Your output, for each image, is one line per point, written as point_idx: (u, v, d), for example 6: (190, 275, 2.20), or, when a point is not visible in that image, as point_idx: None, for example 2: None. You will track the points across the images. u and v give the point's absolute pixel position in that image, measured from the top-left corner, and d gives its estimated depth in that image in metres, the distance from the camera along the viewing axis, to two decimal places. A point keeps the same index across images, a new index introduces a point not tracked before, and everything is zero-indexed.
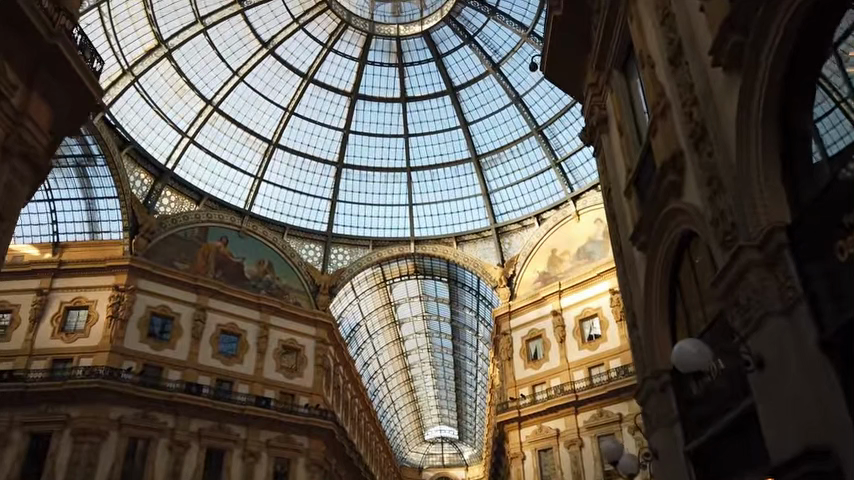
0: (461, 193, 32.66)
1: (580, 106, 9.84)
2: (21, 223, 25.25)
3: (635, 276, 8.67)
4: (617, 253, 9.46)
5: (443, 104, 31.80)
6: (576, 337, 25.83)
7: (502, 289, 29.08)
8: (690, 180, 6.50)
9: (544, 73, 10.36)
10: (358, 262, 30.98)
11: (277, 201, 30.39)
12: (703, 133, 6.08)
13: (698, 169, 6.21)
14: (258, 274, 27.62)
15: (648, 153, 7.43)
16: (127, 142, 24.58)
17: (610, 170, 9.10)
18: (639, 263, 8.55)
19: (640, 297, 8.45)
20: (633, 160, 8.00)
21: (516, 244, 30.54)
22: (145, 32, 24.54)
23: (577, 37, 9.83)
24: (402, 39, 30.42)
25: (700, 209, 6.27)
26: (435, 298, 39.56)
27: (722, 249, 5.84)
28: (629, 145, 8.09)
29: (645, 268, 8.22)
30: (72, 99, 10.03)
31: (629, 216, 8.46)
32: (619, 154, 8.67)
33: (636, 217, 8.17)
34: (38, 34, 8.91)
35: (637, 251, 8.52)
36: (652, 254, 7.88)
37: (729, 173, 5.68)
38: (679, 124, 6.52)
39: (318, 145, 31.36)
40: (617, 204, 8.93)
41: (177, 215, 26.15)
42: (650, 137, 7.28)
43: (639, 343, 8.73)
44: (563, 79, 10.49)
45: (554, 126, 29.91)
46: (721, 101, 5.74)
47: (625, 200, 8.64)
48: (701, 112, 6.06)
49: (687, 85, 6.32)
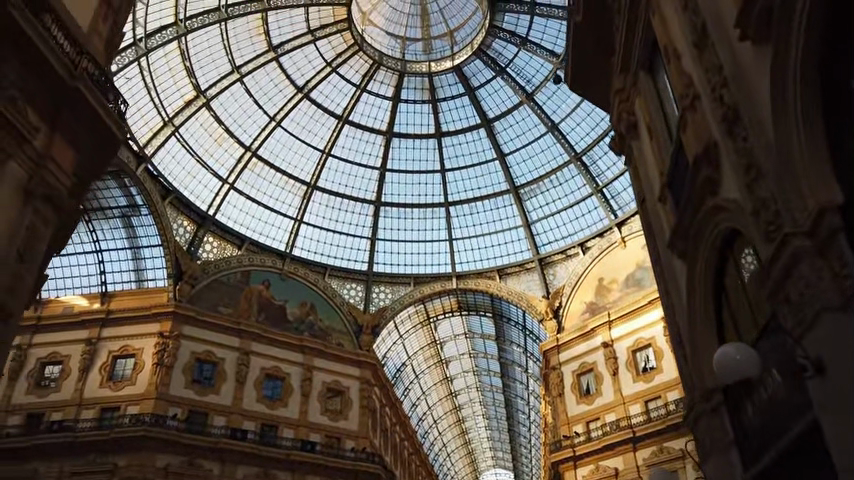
0: (501, 226, 31.98)
1: (609, 114, 9.36)
2: (70, 275, 25.89)
3: (677, 288, 8.02)
4: (656, 266, 8.85)
5: (479, 137, 31.58)
6: (630, 369, 24.59)
7: (549, 322, 28.14)
8: (726, 172, 5.96)
9: (569, 86, 10.07)
10: (400, 301, 30.53)
11: (317, 242, 30.43)
12: (736, 116, 5.56)
13: (734, 156, 5.67)
14: (301, 316, 27.47)
15: (680, 150, 6.89)
16: (169, 191, 25.21)
17: (642, 177, 8.55)
18: (680, 273, 7.92)
19: (684, 310, 7.81)
20: (666, 161, 7.46)
21: (561, 274, 29.62)
22: (184, 84, 25.39)
23: (601, 44, 9.49)
24: (434, 76, 30.78)
25: (739, 201, 5.71)
26: (481, 334, 38.74)
27: (767, 242, 5.26)
28: (660, 146, 7.57)
29: (686, 276, 7.60)
30: (97, 142, 10.19)
31: (666, 223, 7.86)
32: (651, 159, 8.13)
33: (673, 222, 7.57)
34: (60, 76, 9.12)
35: (677, 260, 7.89)
36: (692, 260, 7.28)
37: (768, 155, 5.14)
38: (710, 112, 6.01)
39: (356, 185, 31.44)
40: (653, 213, 8.35)
41: (219, 261, 26.49)
42: (680, 133, 6.75)
43: (688, 361, 8.01)
44: (591, 90, 10.15)
45: (592, 152, 29.30)
46: (753, 80, 5.24)
47: (659, 207, 8.08)
48: (732, 95, 5.56)
49: (715, 68, 5.84)
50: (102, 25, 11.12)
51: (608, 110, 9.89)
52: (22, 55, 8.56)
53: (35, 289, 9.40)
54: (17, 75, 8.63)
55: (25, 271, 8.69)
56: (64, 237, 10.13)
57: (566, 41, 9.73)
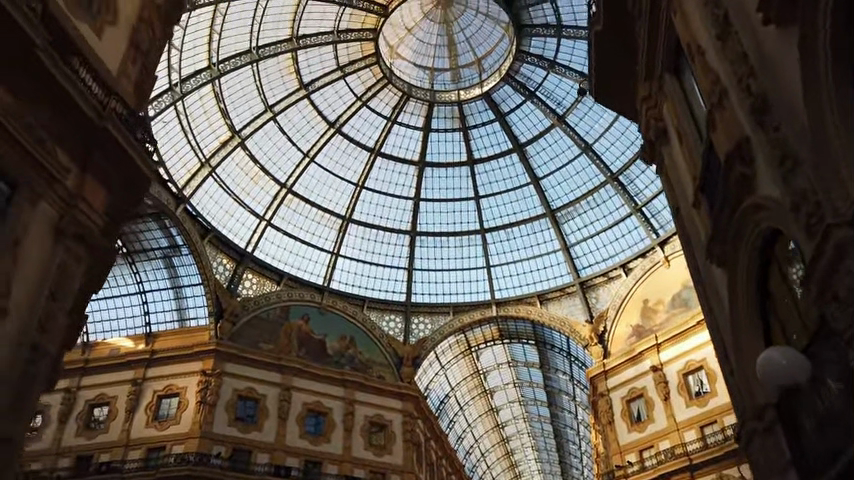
0: (539, 250, 31.38)
1: (637, 123, 9.05)
2: (117, 317, 26.45)
3: (720, 297, 7.61)
4: (696, 276, 8.44)
5: (511, 162, 31.28)
6: (682, 393, 23.55)
7: (594, 347, 27.29)
8: (760, 166, 5.64)
9: (593, 96, 9.95)
10: (440, 331, 30.09)
11: (355, 274, 30.45)
12: (765, 103, 5.29)
13: (766, 147, 5.36)
14: (340, 350, 27.27)
15: (712, 150, 6.57)
16: (209, 230, 25.70)
17: (675, 185, 8.19)
18: (721, 281, 7.51)
19: (729, 319, 7.38)
20: (698, 163, 7.13)
21: (604, 298, 28.81)
22: (219, 126, 26.04)
23: (621, 49, 9.36)
24: (464, 104, 30.95)
25: (777, 195, 5.33)
26: (525, 363, 37.88)
27: (809, 237, 4.91)
28: (691, 148, 7.24)
29: (728, 283, 7.21)
30: (128, 182, 10.34)
31: (703, 228, 7.49)
32: (683, 164, 7.79)
33: (710, 227, 7.21)
34: (89, 118, 9.31)
35: (717, 268, 7.49)
36: (734, 264, 6.90)
37: (805, 142, 4.84)
38: (740, 104, 5.70)
39: (391, 216, 31.47)
40: (688, 220, 7.97)
41: (259, 297, 26.70)
42: (709, 132, 6.45)
43: (738, 376, 7.52)
44: (618, 99, 9.99)
45: (629, 171, 28.78)
46: (783, 65, 4.99)
47: (695, 213, 7.70)
48: (760, 82, 5.31)
49: (741, 58, 5.58)
50: (131, 68, 11.43)
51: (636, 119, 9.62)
52: (51, 98, 8.81)
53: (68, 329, 9.45)
54: (47, 117, 8.87)
55: (56, 310, 8.74)
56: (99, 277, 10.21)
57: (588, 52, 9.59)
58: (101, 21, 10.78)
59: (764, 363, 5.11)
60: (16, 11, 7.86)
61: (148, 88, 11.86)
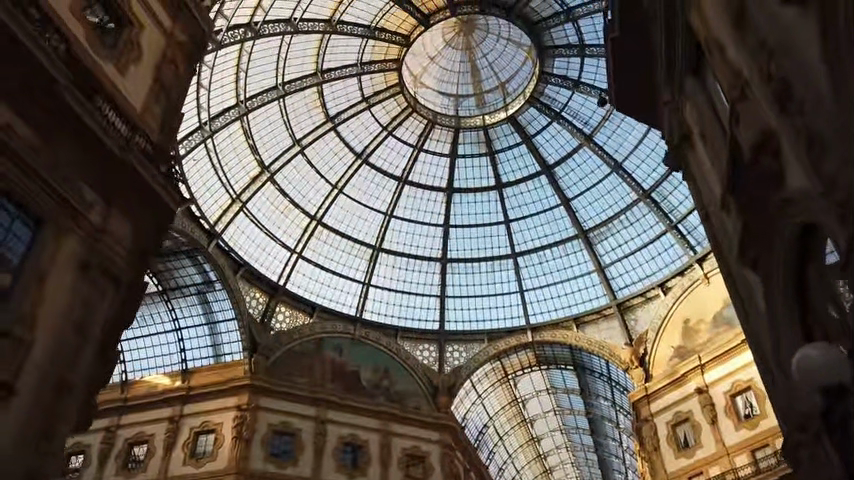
0: (574, 272, 30.74)
1: (662, 130, 8.81)
2: (154, 354, 26.75)
3: (758, 303, 7.22)
4: (732, 283, 8.06)
5: (540, 184, 30.94)
6: (731, 415, 22.53)
7: (635, 370, 26.45)
8: (789, 158, 5.24)
9: (612, 106, 9.87)
10: (475, 358, 29.55)
11: (387, 304, 30.24)
12: (787, 89, 4.92)
13: (793, 135, 5.01)
14: (375, 381, 26.99)
15: (738, 147, 6.27)
16: (242, 265, 25.96)
17: (704, 189, 7.88)
18: (758, 286, 7.14)
19: (770, 325, 6.98)
20: (725, 162, 6.81)
21: (643, 319, 27.98)
22: (249, 162, 26.33)
23: (638, 54, 9.25)
24: (489, 129, 30.97)
25: (807, 185, 4.95)
26: (565, 389, 36.92)
27: (843, 228, 4.45)
28: (717, 148, 6.95)
29: (767, 287, 6.87)
30: (154, 214, 10.48)
31: (735, 231, 7.13)
32: (710, 166, 7.50)
33: (742, 227, 6.88)
34: (112, 152, 9.41)
35: (752, 272, 7.12)
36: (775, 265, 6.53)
37: (829, 125, 4.40)
38: (762, 94, 5.39)
39: (421, 244, 31.31)
40: (720, 225, 7.63)
41: (293, 330, 26.74)
42: (733, 128, 6.17)
43: (786, 386, 7.05)
44: (637, 103, 9.93)
45: (662, 188, 28.22)
46: (802, 45, 4.61)
47: (725, 217, 7.36)
48: (781, 67, 4.96)
49: (759, 44, 5.31)
50: (155, 104, 11.62)
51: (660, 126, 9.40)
52: (73, 134, 8.93)
53: (100, 365, 9.47)
54: (72, 155, 9.06)
55: (81, 346, 8.75)
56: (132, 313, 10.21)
57: (604, 61, 9.46)
58: (125, 60, 11.01)
59: (804, 362, 4.90)
60: (35, 49, 8.05)
61: (176, 124, 12.02)
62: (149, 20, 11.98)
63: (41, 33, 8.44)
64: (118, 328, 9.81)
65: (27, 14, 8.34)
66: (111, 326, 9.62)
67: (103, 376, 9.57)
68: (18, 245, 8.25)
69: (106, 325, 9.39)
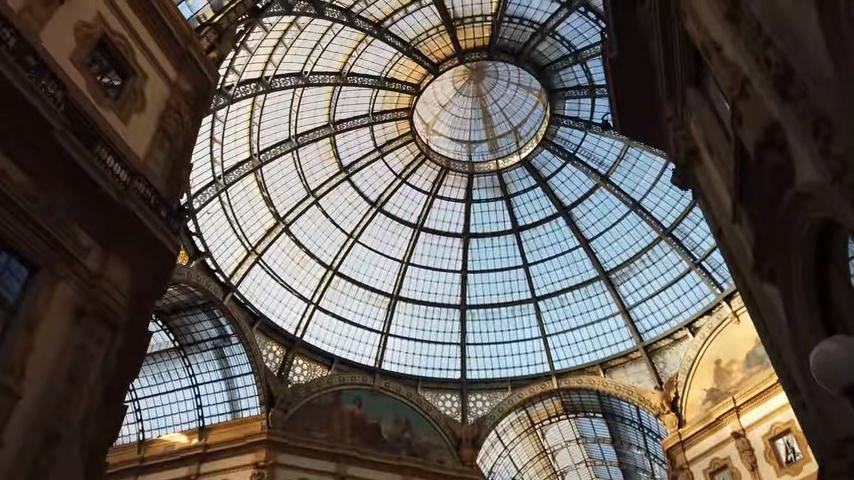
0: (597, 315, 29.96)
1: (669, 149, 8.55)
2: (172, 411, 26.51)
3: (777, 318, 6.75)
4: (750, 301, 7.58)
5: (558, 226, 30.55)
6: (771, 461, 21.20)
7: (667, 415, 25.25)
8: (795, 153, 4.89)
9: (618, 129, 10.15)
10: (499, 408, 28.52)
11: (407, 354, 29.67)
12: (788, 76, 4.63)
13: (796, 129, 4.68)
14: (396, 433, 26.21)
15: (743, 149, 5.94)
16: (257, 317, 25.65)
17: (714, 204, 7.52)
18: (777, 300, 6.66)
19: (792, 341, 6.50)
20: (731, 170, 6.48)
21: (672, 361, 26.94)
22: (264, 215, 26.41)
23: (637, 73, 9.41)
24: (503, 173, 30.84)
25: (816, 178, 4.59)
26: (595, 439, 35.51)
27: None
28: (722, 156, 6.64)
29: (785, 301, 6.39)
30: (154, 261, 10.35)
31: (748, 242, 6.72)
32: (718, 178, 7.16)
33: (753, 236, 6.48)
34: (110, 198, 9.32)
35: (769, 285, 6.66)
36: (791, 276, 6.09)
37: (833, 106, 4.09)
38: (762, 86, 5.08)
39: (439, 291, 30.93)
40: (732, 238, 7.23)
41: (311, 382, 26.08)
42: (737, 130, 5.86)
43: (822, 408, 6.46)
44: (641, 118, 10.08)
45: (683, 225, 27.67)
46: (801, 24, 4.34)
47: (737, 228, 6.96)
48: (781, 52, 4.66)
49: (755, 35, 5.05)
50: (158, 151, 11.67)
51: (667, 146, 9.17)
52: (69, 178, 8.88)
53: (103, 414, 9.20)
54: (68, 201, 9.00)
55: (75, 394, 8.50)
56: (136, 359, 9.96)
57: (605, 81, 9.64)
58: (127, 109, 11.11)
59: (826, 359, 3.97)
60: (31, 95, 8.10)
61: (181, 172, 12.09)
62: (154, 71, 12.14)
63: (37, 81, 8.52)
64: (122, 375, 9.57)
65: (23, 62, 8.43)
66: (113, 374, 9.39)
67: (109, 426, 9.28)
68: (14, 286, 8.12)
69: (107, 372, 9.17)
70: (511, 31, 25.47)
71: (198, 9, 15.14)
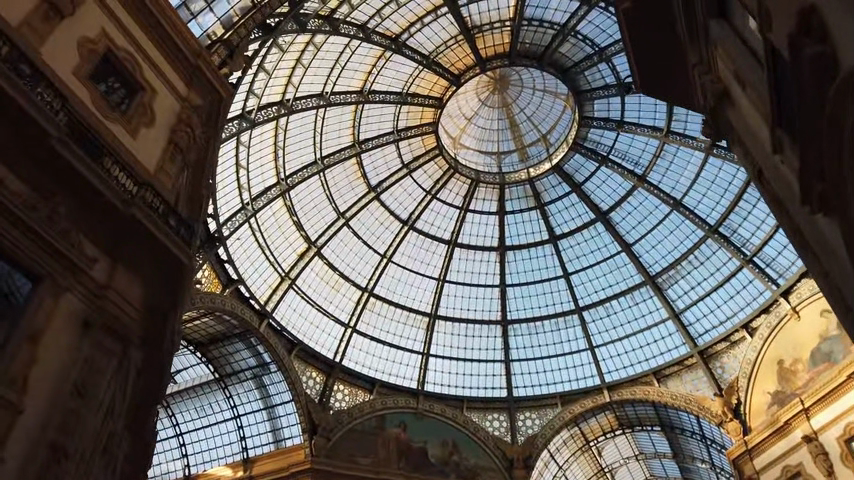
0: (646, 322, 28.69)
1: (702, 97, 8.07)
2: (217, 444, 26.46)
3: (836, 258, 5.94)
4: (807, 246, 6.77)
5: (597, 232, 29.48)
6: (849, 464, 19.19)
7: (730, 422, 23.67)
8: (836, 37, 4.26)
9: (639, 84, 10.11)
10: (550, 425, 27.27)
11: (450, 374, 29.01)
12: None
13: (837, 4, 4.14)
14: (443, 457, 25.38)
15: (776, 62, 5.31)
16: (295, 344, 25.16)
17: (751, 141, 6.93)
18: (832, 235, 5.88)
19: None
20: (764, 93, 5.86)
21: (731, 366, 25.36)
22: (295, 239, 26.13)
23: (657, 22, 9.19)
24: (536, 181, 29.86)
25: None
26: (656, 453, 33.79)
27: None
28: (753, 83, 5.99)
29: (841, 234, 5.61)
30: (166, 273, 10.05)
31: (793, 174, 6.01)
32: (752, 112, 6.54)
33: (797, 164, 5.73)
34: (114, 205, 9.06)
35: (823, 219, 5.90)
36: (838, 204, 5.35)
37: None
38: None
39: (479, 307, 30.21)
40: (776, 176, 6.56)
41: (353, 407, 25.36)
42: (767, 39, 5.26)
43: None
44: (666, 69, 9.94)
45: (730, 220, 26.32)
46: None
47: (778, 160, 6.28)
48: None
49: None
50: (170, 164, 11.53)
51: (697, 94, 8.78)
52: (65, 186, 8.65)
53: (124, 431, 8.95)
54: (71, 210, 8.79)
55: (84, 408, 8.18)
56: (158, 372, 9.71)
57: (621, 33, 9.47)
58: (135, 122, 11.01)
59: None
60: (28, 103, 7.94)
61: (201, 192, 12.13)
62: (163, 86, 12.07)
63: (32, 89, 8.39)
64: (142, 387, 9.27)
65: (17, 70, 8.30)
66: (130, 387, 9.12)
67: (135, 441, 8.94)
68: (20, 293, 7.91)
69: (119, 385, 8.87)
70: (532, 34, 24.93)
71: (208, 26, 15.02)
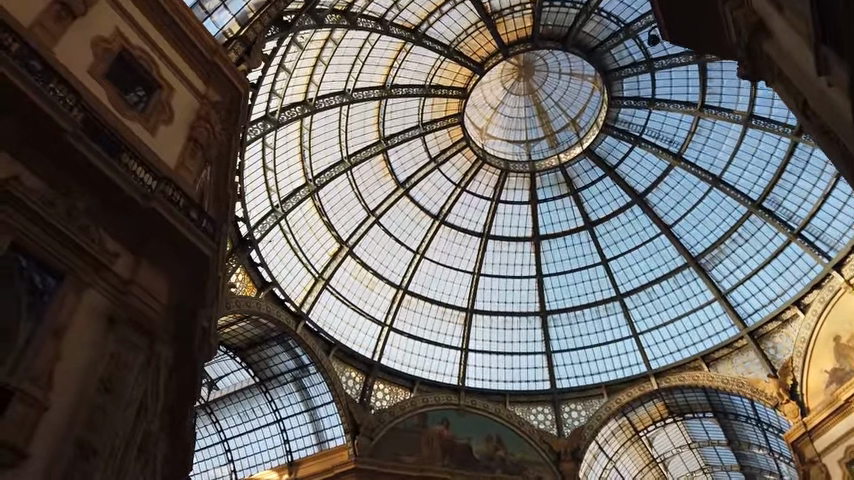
0: (690, 305, 27.71)
1: (736, 37, 7.74)
2: (261, 448, 26.62)
3: None
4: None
5: (634, 215, 28.63)
6: None
7: (787, 404, 22.60)
8: None
9: (667, 37, 9.73)
10: (597, 416, 26.53)
11: (490, 368, 28.62)
12: None
13: None
14: (489, 453, 24.90)
15: None
16: (333, 344, 25.05)
17: (793, 72, 6.57)
18: None
19: None
20: (806, 12, 5.49)
21: (784, 346, 24.27)
22: (327, 239, 26.07)
23: None
24: (567, 167, 29.12)
25: None
26: (709, 441, 32.70)
27: None
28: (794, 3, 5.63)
29: None
30: (190, 267, 9.90)
31: (843, 99, 5.62)
32: (793, 39, 6.18)
33: (847, 84, 5.33)
34: (132, 198, 8.91)
35: None
36: None
37: None
38: None
39: (516, 299, 29.67)
40: (824, 105, 6.19)
41: (395, 406, 25.09)
42: None
43: None
44: (698, 17, 9.48)
45: (774, 194, 25.24)
46: None
47: (826, 86, 5.89)
48: None
49: None
50: (191, 160, 11.45)
51: (730, 35, 8.37)
52: (83, 182, 8.60)
53: (158, 431, 9.07)
54: (91, 208, 8.74)
55: (111, 405, 8.06)
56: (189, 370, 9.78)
57: None
58: (154, 120, 10.96)
59: None
60: (39, 97, 7.86)
61: (228, 193, 12.47)
62: (181, 84, 12.05)
63: (44, 85, 8.33)
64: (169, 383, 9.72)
65: (28, 66, 8.24)
66: (162, 384, 9.08)
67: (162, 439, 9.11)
68: (42, 290, 7.85)
69: (149, 381, 8.81)
70: (554, 16, 24.33)
71: (223, 24, 14.84)
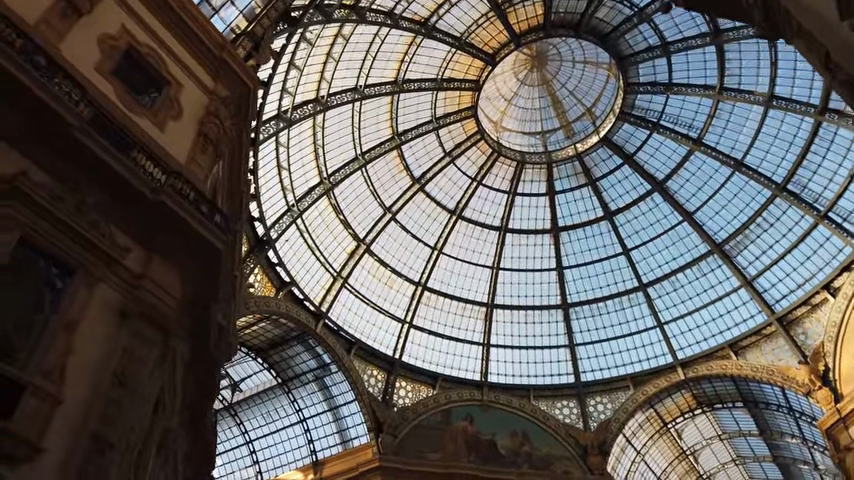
0: (716, 293, 27.12)
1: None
2: (286, 449, 26.67)
3: None
4: None
5: (654, 204, 28.08)
6: None
7: (820, 391, 21.99)
8: None
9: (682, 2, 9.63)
10: (623, 408, 26.10)
11: (512, 364, 28.32)
12: None
13: None
14: (514, 448, 24.55)
15: None
16: (353, 343, 25.01)
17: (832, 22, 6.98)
18: None
19: None
20: None
21: (814, 331, 23.68)
22: (344, 237, 26.02)
23: None
24: (585, 156, 28.60)
25: None
26: (740, 432, 32.01)
27: None
28: None
29: None
30: (203, 261, 9.74)
31: None
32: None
33: None
34: (142, 193, 8.83)
35: None
36: None
37: None
38: None
39: (537, 293, 29.23)
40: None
41: (417, 403, 24.92)
42: None
43: None
44: None
45: (799, 176, 24.65)
46: None
47: None
48: None
49: None
50: (202, 155, 11.35)
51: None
52: (92, 177, 8.55)
53: (178, 427, 9.21)
54: (101, 203, 8.71)
55: (126, 399, 8.04)
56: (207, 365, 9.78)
57: None
58: (163, 115, 10.92)
59: None
60: (44, 92, 7.82)
61: (240, 188, 12.79)
62: (189, 79, 12.00)
63: (49, 80, 8.26)
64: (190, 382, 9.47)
65: (32, 61, 8.18)
66: (179, 379, 9.10)
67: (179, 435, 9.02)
68: (54, 285, 7.86)
69: (166, 375, 8.81)
70: (565, 3, 24.01)
71: (230, 20, 14.62)
